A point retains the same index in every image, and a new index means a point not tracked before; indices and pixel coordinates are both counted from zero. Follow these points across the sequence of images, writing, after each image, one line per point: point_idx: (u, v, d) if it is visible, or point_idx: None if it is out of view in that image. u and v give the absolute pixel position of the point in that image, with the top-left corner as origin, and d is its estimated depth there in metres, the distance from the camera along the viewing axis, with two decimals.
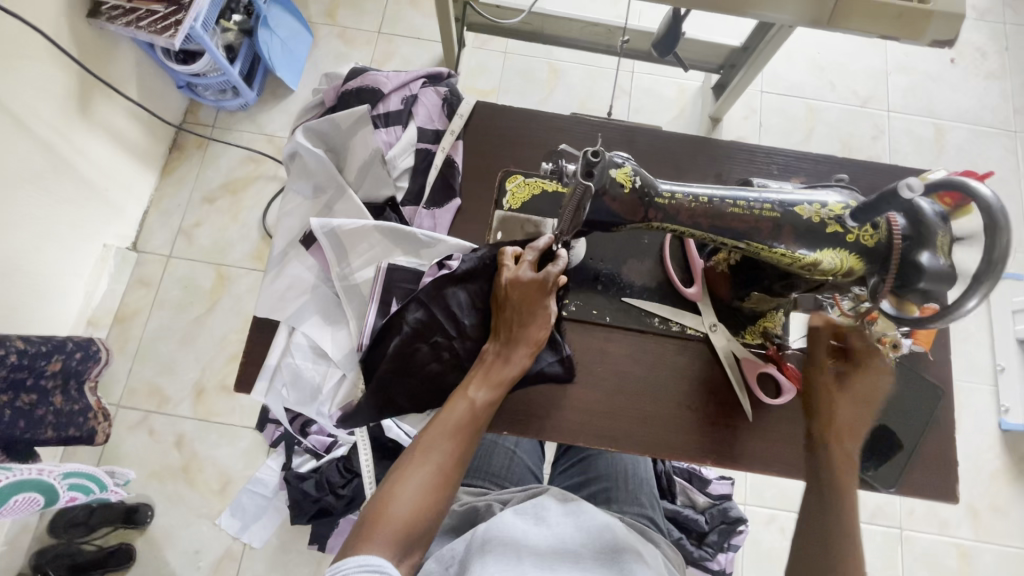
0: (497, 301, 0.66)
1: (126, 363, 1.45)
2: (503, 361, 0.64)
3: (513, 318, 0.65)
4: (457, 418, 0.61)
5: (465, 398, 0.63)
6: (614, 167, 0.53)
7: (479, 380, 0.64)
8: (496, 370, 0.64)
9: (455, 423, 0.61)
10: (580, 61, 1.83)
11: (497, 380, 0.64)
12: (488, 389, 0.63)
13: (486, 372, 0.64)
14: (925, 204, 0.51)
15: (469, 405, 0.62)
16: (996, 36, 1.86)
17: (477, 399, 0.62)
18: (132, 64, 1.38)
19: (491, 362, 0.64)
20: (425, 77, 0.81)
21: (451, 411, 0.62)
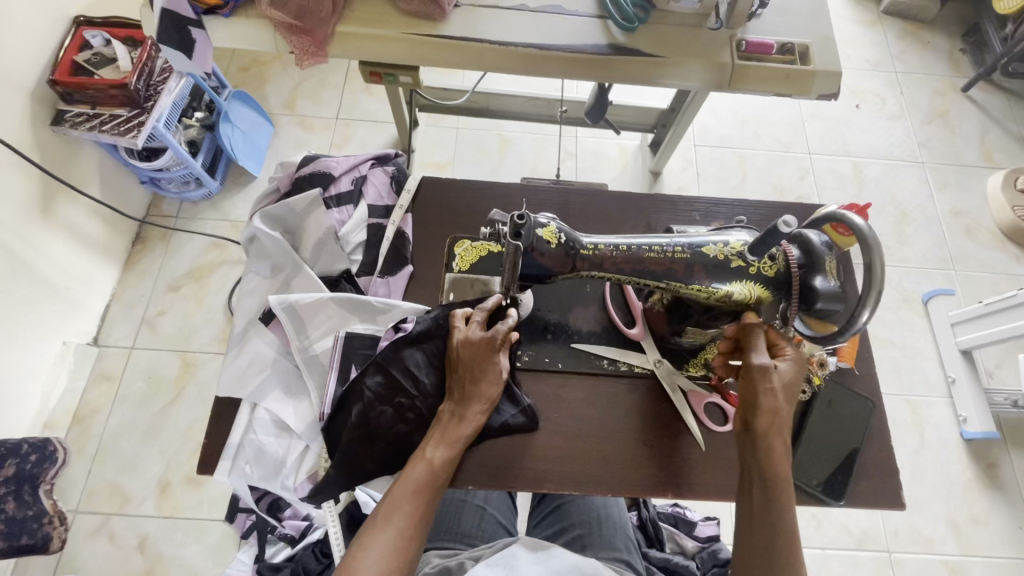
0: (451, 361, 0.70)
1: (85, 464, 1.39)
2: (458, 419, 0.67)
3: (464, 377, 0.68)
4: (416, 480, 0.64)
5: (423, 459, 0.66)
6: (539, 226, 0.59)
7: (436, 440, 0.67)
8: (452, 428, 0.67)
9: (414, 485, 0.64)
10: (527, 131, 1.98)
11: (454, 438, 0.67)
12: (445, 449, 0.66)
13: (443, 432, 0.67)
14: (813, 236, 0.60)
15: (427, 466, 0.65)
16: (890, 83, 2.11)
17: (434, 459, 0.65)
18: (95, 166, 1.44)
19: (448, 421, 0.68)
20: (374, 158, 0.88)
21: (409, 474, 0.65)
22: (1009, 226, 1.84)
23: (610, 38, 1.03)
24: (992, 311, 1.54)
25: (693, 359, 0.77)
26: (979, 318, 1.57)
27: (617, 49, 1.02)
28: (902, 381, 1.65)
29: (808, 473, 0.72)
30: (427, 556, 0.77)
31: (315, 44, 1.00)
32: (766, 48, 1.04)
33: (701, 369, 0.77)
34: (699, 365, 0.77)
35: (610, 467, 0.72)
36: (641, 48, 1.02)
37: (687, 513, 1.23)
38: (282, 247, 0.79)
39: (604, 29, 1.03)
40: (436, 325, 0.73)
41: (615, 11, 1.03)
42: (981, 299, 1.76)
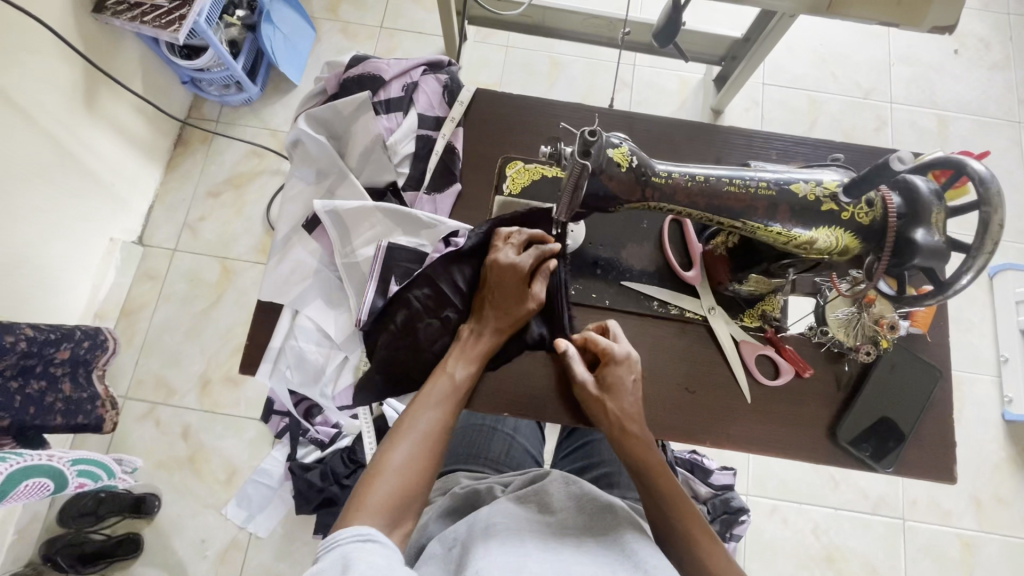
0: (482, 281, 0.68)
1: (133, 355, 1.47)
2: (478, 336, 0.66)
3: (491, 298, 0.66)
4: (439, 392, 0.64)
5: (445, 373, 0.65)
6: (611, 146, 0.54)
7: (457, 355, 0.66)
8: (474, 345, 0.66)
9: (437, 398, 0.64)
10: (581, 54, 1.83)
11: (475, 355, 0.66)
12: (467, 365, 0.65)
13: (464, 349, 0.66)
14: (922, 182, 0.52)
15: (448, 380, 0.65)
16: (999, 27, 1.85)
17: (456, 374, 0.65)
18: (137, 60, 1.40)
19: (469, 339, 0.67)
20: (426, 64, 0.82)
21: (432, 386, 0.64)
22: None
23: None
24: None
25: (751, 309, 0.73)
26: None
27: None
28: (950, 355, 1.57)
29: (858, 439, 0.69)
30: (456, 478, 0.78)
31: None
32: None
33: (756, 321, 0.72)
34: (755, 317, 0.73)
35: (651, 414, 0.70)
36: None
37: (704, 461, 1.24)
38: (327, 151, 0.75)
39: None
40: (473, 240, 0.69)
41: None
42: None
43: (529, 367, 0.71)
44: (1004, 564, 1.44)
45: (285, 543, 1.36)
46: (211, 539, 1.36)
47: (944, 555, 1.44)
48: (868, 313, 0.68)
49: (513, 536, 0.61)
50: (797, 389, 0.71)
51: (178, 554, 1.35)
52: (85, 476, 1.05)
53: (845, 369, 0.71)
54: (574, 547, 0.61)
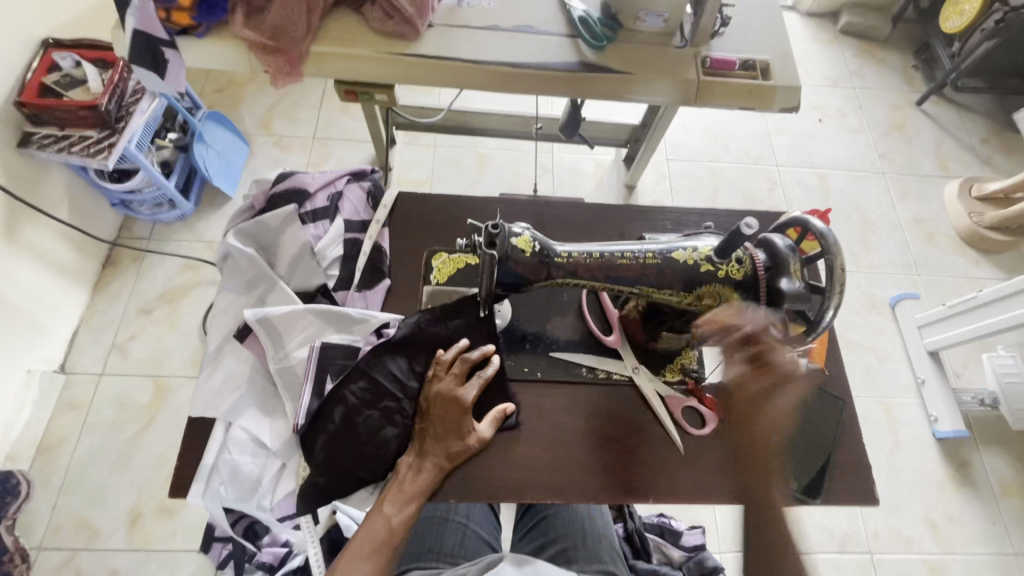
0: (422, 411, 0.71)
1: (51, 497, 1.33)
2: (414, 475, 0.68)
3: (431, 430, 0.69)
4: (375, 538, 0.66)
5: (381, 516, 0.66)
6: (514, 236, 0.60)
7: (393, 497, 0.67)
8: (410, 484, 0.67)
9: (372, 543, 0.65)
10: (504, 147, 2.01)
11: (410, 495, 0.67)
12: (404, 508, 0.66)
13: (401, 489, 0.67)
14: (778, 240, 0.62)
15: (384, 524, 0.66)
16: (849, 98, 2.21)
17: (392, 517, 0.66)
18: (63, 188, 1.41)
19: (406, 475, 0.68)
20: (349, 174, 0.88)
21: (368, 531, 0.66)
22: (967, 232, 1.93)
23: (581, 56, 1.06)
24: (954, 313, 1.61)
25: (671, 364, 0.79)
26: (945, 320, 1.63)
27: (588, 67, 1.06)
28: (875, 383, 1.69)
29: (786, 475, 0.73)
30: None
31: (289, 64, 1.01)
32: (729, 65, 1.09)
33: (678, 374, 0.78)
34: (676, 371, 0.78)
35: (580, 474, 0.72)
36: (609, 65, 1.06)
37: (672, 523, 1.25)
38: (256, 263, 0.78)
39: (575, 47, 1.07)
40: (404, 331, 0.74)
41: (585, 31, 1.06)
42: (944, 302, 1.83)
43: (477, 483, 0.71)
44: None
45: None
46: None
47: None
48: None
49: None
50: (724, 434, 0.76)
51: None
52: None
53: None
54: None
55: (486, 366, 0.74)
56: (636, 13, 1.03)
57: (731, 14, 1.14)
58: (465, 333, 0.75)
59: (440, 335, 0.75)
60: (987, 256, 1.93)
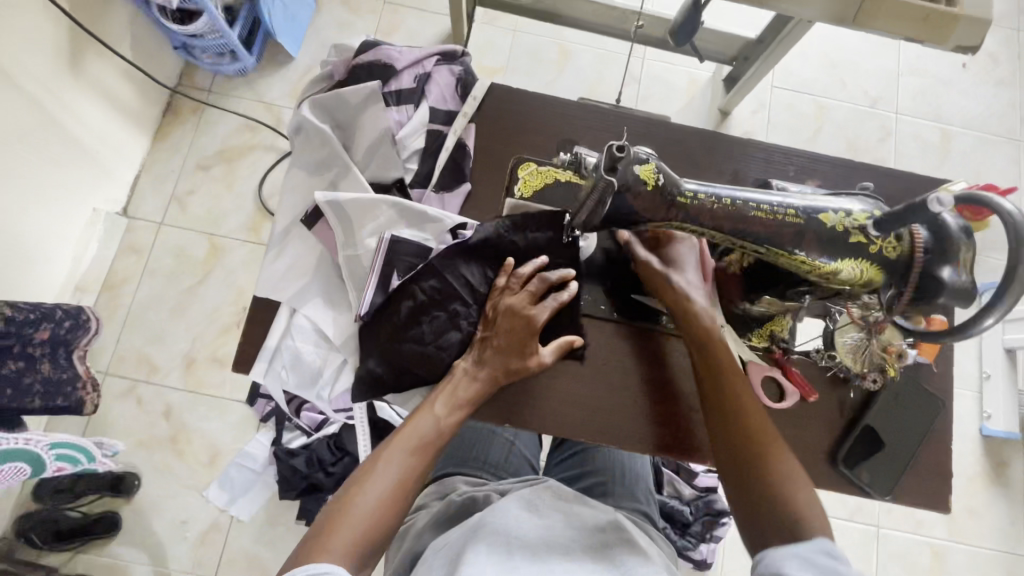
0: (485, 322, 0.67)
1: (115, 331, 1.42)
2: (469, 381, 0.64)
3: (493, 341, 0.65)
4: (421, 434, 0.61)
5: (430, 414, 0.62)
6: (638, 163, 0.51)
7: (445, 398, 0.63)
8: (464, 390, 0.64)
9: (416, 439, 0.60)
10: (590, 43, 1.79)
11: (463, 401, 0.63)
12: (454, 412, 0.63)
13: (455, 394, 0.63)
14: (952, 217, 0.50)
15: (432, 422, 0.62)
16: (1010, 42, 1.84)
17: (440, 416, 0.62)
18: (126, 21, 1.33)
19: (461, 381, 0.64)
20: (439, 54, 0.78)
21: (414, 426, 0.61)
22: None
23: None
24: None
25: (759, 329, 0.71)
26: None
27: None
28: None
29: (857, 466, 0.68)
30: (454, 483, 0.77)
31: None
32: None
33: (764, 341, 0.71)
34: (763, 337, 0.71)
35: (575, 414, 0.70)
36: None
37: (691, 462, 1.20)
38: (330, 143, 0.71)
39: None
40: (482, 236, 0.68)
41: None
42: None
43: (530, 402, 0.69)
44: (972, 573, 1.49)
45: (267, 527, 1.34)
46: (191, 520, 1.34)
47: (916, 563, 1.48)
48: (877, 339, 0.68)
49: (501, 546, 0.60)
50: (801, 412, 0.70)
51: (157, 534, 1.33)
52: (64, 460, 1.03)
53: (850, 395, 0.70)
54: (562, 558, 0.60)
55: (563, 290, 0.68)
56: None
57: None
58: (544, 250, 0.69)
59: (517, 247, 0.69)
60: None
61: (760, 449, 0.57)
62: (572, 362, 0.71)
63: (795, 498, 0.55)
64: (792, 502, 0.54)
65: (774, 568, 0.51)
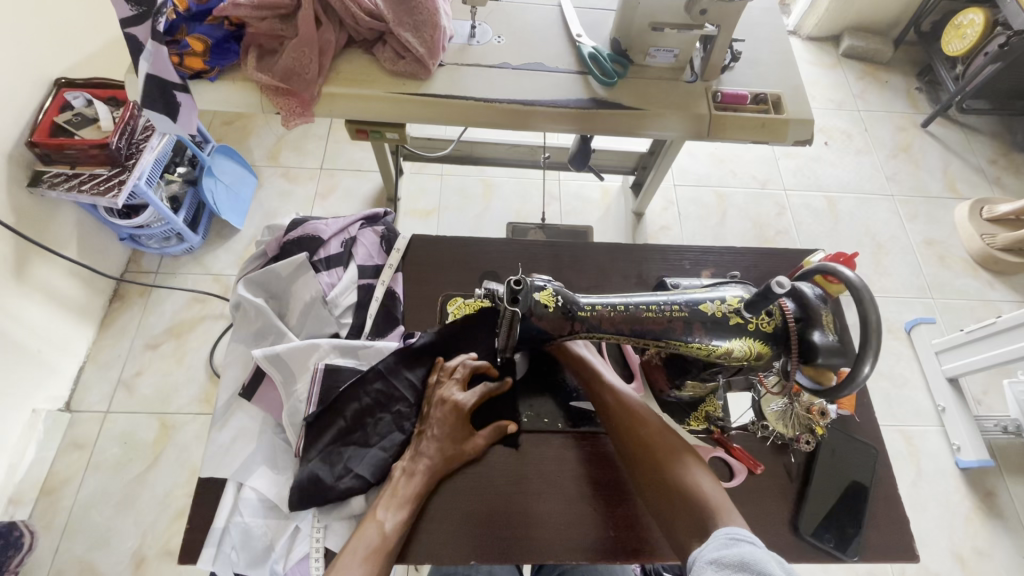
0: (421, 419, 0.70)
1: (53, 541, 1.30)
2: (409, 476, 0.66)
3: (429, 434, 0.68)
4: (368, 543, 0.60)
5: (375, 521, 0.62)
6: (536, 290, 0.59)
7: (387, 502, 0.64)
8: (404, 487, 0.65)
9: (365, 550, 0.60)
10: (510, 175, 2.01)
11: (404, 498, 0.65)
12: (397, 512, 0.64)
13: (393, 495, 0.65)
14: (808, 289, 0.60)
15: (376, 529, 0.62)
16: (854, 121, 2.21)
17: (386, 522, 0.62)
18: (72, 225, 1.41)
19: (400, 479, 0.66)
20: (363, 219, 0.88)
21: (361, 536, 0.61)
22: (980, 254, 1.90)
23: (591, 92, 1.06)
24: (972, 340, 1.57)
25: (694, 413, 0.75)
26: (963, 346, 1.59)
27: (598, 103, 1.05)
28: (895, 411, 1.65)
29: (819, 530, 0.70)
30: None
31: (301, 104, 1.01)
32: (740, 99, 1.08)
33: (702, 423, 0.75)
34: (701, 419, 0.75)
35: (496, 525, 0.69)
36: (622, 101, 1.06)
37: None
38: (266, 314, 0.77)
39: (585, 84, 1.07)
40: (429, 339, 0.73)
41: (595, 68, 1.07)
42: (961, 327, 1.79)
43: (477, 500, 0.70)
44: None
45: None
46: None
47: None
48: (799, 402, 0.73)
49: None
50: (753, 488, 0.72)
51: None
52: None
53: (792, 460, 0.74)
54: None
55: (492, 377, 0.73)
56: (646, 49, 1.04)
57: (741, 48, 1.15)
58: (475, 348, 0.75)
59: (451, 343, 0.74)
60: (1001, 278, 1.90)
61: (670, 472, 0.62)
62: (511, 443, 0.74)
63: (710, 498, 0.59)
64: (709, 508, 0.58)
65: (728, 535, 0.54)
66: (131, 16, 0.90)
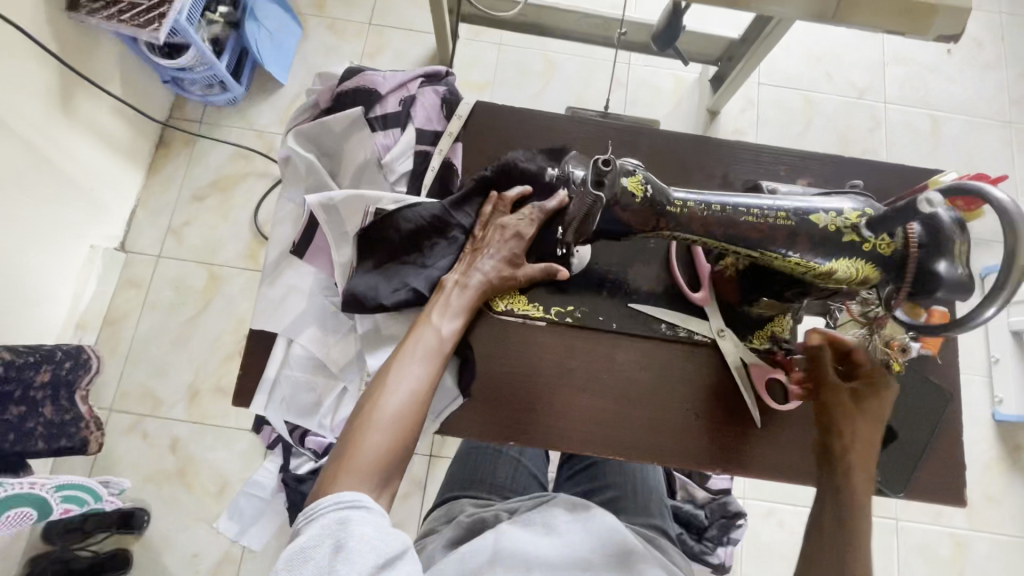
0: (468, 246, 0.67)
1: (118, 367, 1.42)
2: (462, 287, 0.64)
3: (486, 253, 0.65)
4: (426, 345, 0.60)
5: (430, 325, 0.62)
6: (626, 175, 0.52)
7: (440, 309, 0.63)
8: (458, 297, 0.64)
9: (424, 351, 0.60)
10: (575, 53, 1.80)
11: (458, 307, 0.63)
12: (452, 319, 0.63)
13: (448, 303, 0.63)
14: (944, 211, 0.49)
15: (432, 333, 0.61)
16: (992, 26, 1.85)
17: (443, 328, 0.62)
18: (114, 59, 1.34)
19: (454, 290, 0.64)
20: (423, 76, 0.78)
21: (417, 338, 0.61)
22: None
23: None
24: None
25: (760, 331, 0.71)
26: None
27: None
28: None
29: None
30: (461, 506, 0.75)
31: None
32: None
33: (766, 342, 0.71)
34: (764, 338, 0.71)
35: (518, 403, 0.69)
36: None
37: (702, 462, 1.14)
38: (318, 171, 0.72)
39: None
40: (491, 172, 0.69)
41: None
42: None
43: (529, 355, 0.70)
44: (994, 564, 1.43)
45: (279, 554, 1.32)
46: (203, 553, 1.32)
47: (936, 554, 1.42)
48: (879, 335, 0.64)
49: (520, 567, 0.59)
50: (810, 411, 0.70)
51: (170, 568, 1.31)
52: (71, 501, 1.03)
53: None
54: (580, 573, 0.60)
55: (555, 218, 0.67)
56: None
57: None
58: (531, 179, 0.70)
59: (510, 177, 0.70)
60: None
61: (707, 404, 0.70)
62: (558, 325, 0.71)
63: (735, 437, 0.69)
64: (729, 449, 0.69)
65: None
66: None
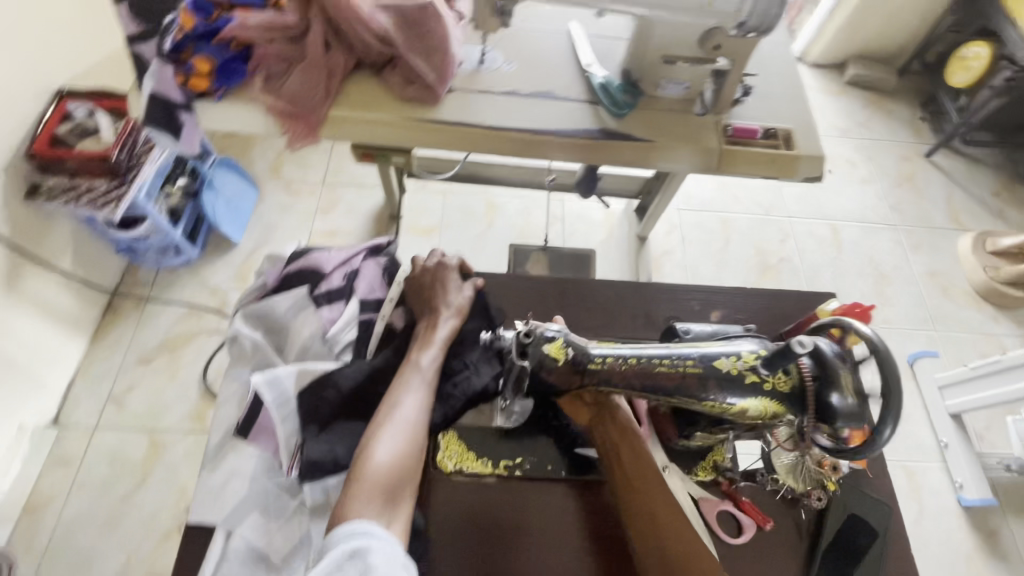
0: (427, 303, 0.76)
1: (35, 561, 1.26)
2: (432, 328, 0.73)
3: (445, 298, 0.75)
4: (412, 377, 0.68)
5: (412, 362, 0.69)
6: (546, 342, 0.59)
7: (419, 348, 0.71)
8: (431, 335, 0.72)
9: (414, 384, 0.67)
10: (514, 196, 2.00)
11: (434, 342, 0.71)
12: (431, 352, 0.70)
13: (424, 340, 0.72)
14: (826, 345, 0.57)
15: (416, 368, 0.69)
16: (859, 150, 2.20)
17: (424, 362, 0.69)
18: (69, 237, 1.39)
19: (426, 333, 0.72)
20: (366, 250, 0.86)
21: (404, 373, 0.68)
22: (982, 286, 1.89)
23: (601, 123, 1.05)
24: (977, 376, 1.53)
25: (702, 462, 0.74)
26: (968, 382, 1.55)
27: (607, 134, 1.05)
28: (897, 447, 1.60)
29: None
30: None
31: (306, 127, 1.00)
32: (750, 134, 1.07)
33: (710, 473, 0.73)
34: (708, 469, 0.73)
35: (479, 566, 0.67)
36: (631, 131, 1.05)
37: None
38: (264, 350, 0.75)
39: (595, 114, 1.06)
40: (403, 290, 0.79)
41: (604, 98, 1.06)
42: (964, 363, 1.77)
43: (484, 510, 0.70)
44: None
45: None
46: None
47: None
48: (812, 458, 0.69)
49: None
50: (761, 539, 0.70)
51: None
52: None
53: (802, 515, 0.72)
54: None
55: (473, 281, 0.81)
56: (657, 80, 1.03)
57: (751, 82, 1.13)
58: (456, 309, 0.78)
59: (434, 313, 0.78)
60: (1004, 312, 1.89)
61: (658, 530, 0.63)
62: (509, 479, 0.72)
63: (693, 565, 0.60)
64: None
65: None
66: (135, 31, 0.97)
